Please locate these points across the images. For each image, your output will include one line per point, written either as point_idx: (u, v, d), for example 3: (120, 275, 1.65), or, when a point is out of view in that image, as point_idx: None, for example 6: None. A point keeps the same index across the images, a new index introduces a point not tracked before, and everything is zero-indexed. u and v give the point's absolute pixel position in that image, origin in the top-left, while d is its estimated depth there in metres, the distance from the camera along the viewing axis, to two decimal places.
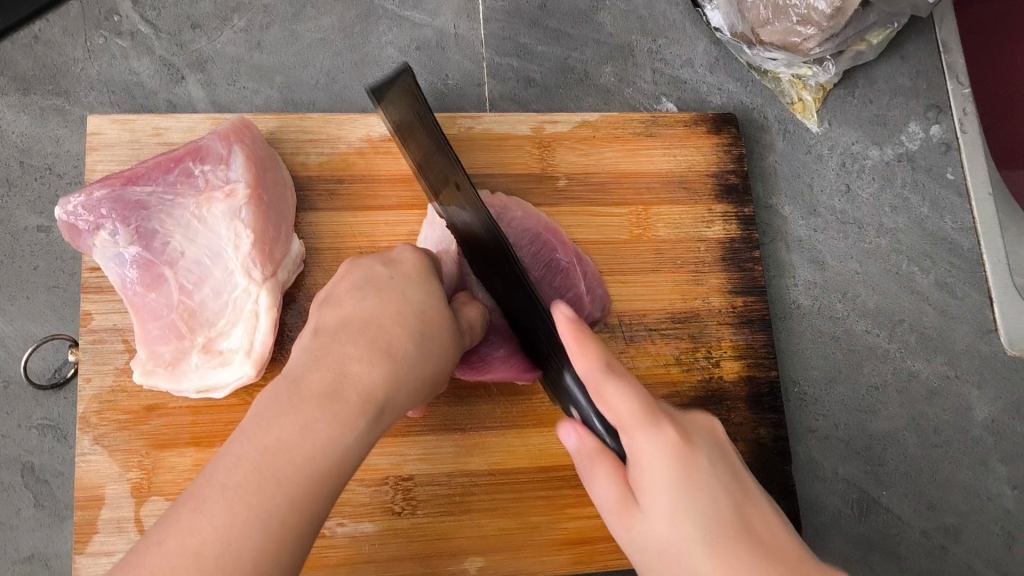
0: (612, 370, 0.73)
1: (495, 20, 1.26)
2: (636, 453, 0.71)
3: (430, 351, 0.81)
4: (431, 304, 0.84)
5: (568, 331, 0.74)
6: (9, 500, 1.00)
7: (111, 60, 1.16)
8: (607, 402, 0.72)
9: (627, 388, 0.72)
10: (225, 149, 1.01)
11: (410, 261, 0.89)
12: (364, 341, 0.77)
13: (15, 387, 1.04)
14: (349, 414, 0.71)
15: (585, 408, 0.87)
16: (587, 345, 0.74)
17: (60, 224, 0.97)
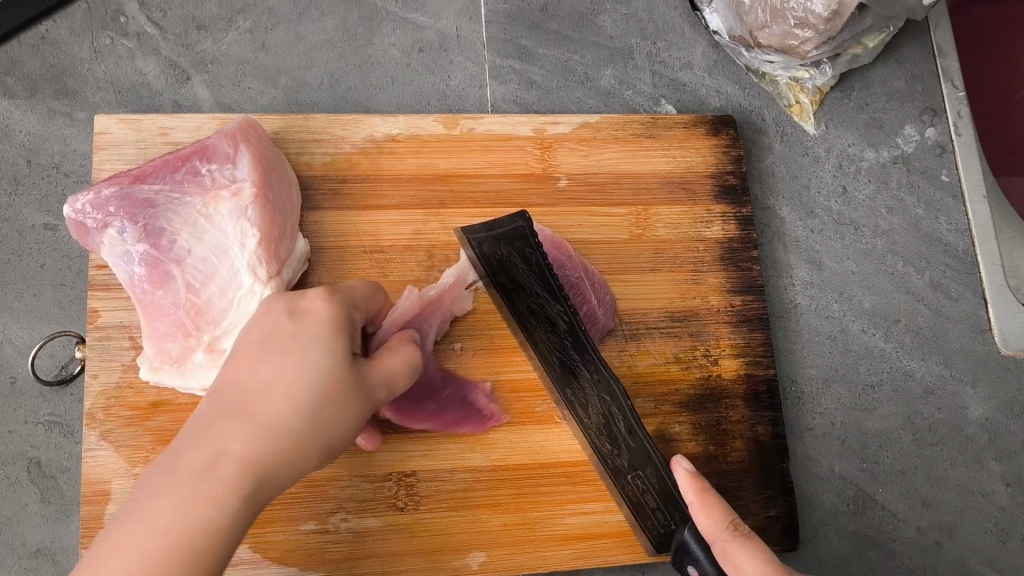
0: (733, 534, 0.84)
1: (497, 22, 1.27)
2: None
3: (329, 416, 0.80)
4: (335, 364, 0.81)
5: (689, 484, 0.89)
6: (16, 495, 1.01)
7: (118, 60, 1.17)
8: (734, 562, 0.82)
9: (750, 550, 0.82)
10: (232, 148, 1.03)
11: (319, 318, 0.83)
12: (247, 414, 0.77)
13: (22, 383, 1.05)
14: (222, 492, 0.73)
15: (705, 564, 0.89)
16: (708, 502, 0.88)
17: (69, 221, 0.99)
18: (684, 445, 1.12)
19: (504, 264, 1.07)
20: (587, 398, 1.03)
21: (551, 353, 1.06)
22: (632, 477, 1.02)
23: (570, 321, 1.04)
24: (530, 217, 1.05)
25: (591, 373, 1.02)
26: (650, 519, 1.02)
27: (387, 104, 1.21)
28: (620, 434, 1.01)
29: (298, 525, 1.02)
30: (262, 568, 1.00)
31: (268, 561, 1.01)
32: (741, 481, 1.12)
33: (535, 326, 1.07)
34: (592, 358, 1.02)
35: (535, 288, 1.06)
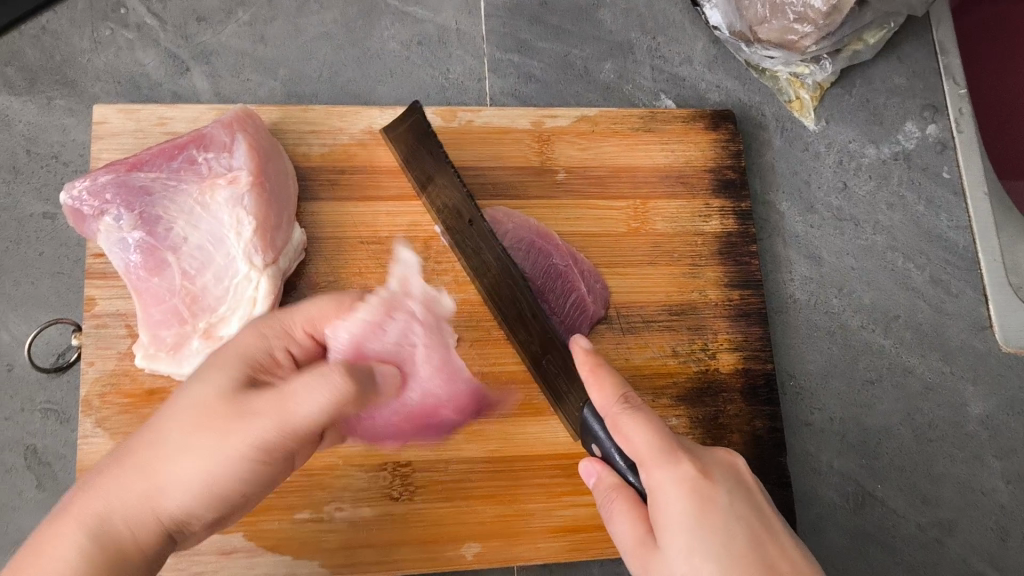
0: (622, 410, 0.81)
1: (497, 17, 1.27)
2: (648, 486, 0.77)
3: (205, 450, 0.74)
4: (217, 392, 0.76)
5: (583, 360, 0.86)
6: (11, 482, 1.01)
7: (117, 51, 1.17)
8: (625, 435, 0.79)
9: (641, 422, 0.79)
10: (228, 137, 1.03)
11: (233, 351, 0.82)
12: (123, 451, 0.75)
13: (18, 370, 1.05)
14: (66, 527, 0.71)
15: (607, 442, 0.90)
16: (601, 377, 0.85)
17: (65, 209, 1.00)
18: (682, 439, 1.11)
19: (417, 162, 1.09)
20: (501, 287, 1.06)
21: (467, 245, 1.08)
22: (544, 360, 1.03)
23: (473, 211, 1.06)
24: (419, 103, 1.05)
25: (496, 261, 1.06)
26: (565, 399, 1.02)
27: (386, 96, 1.21)
28: (527, 316, 1.03)
29: (292, 514, 1.03)
30: (258, 556, 1.01)
31: (264, 550, 1.01)
32: None
33: (453, 223, 1.09)
34: (493, 243, 1.05)
35: (443, 179, 1.07)
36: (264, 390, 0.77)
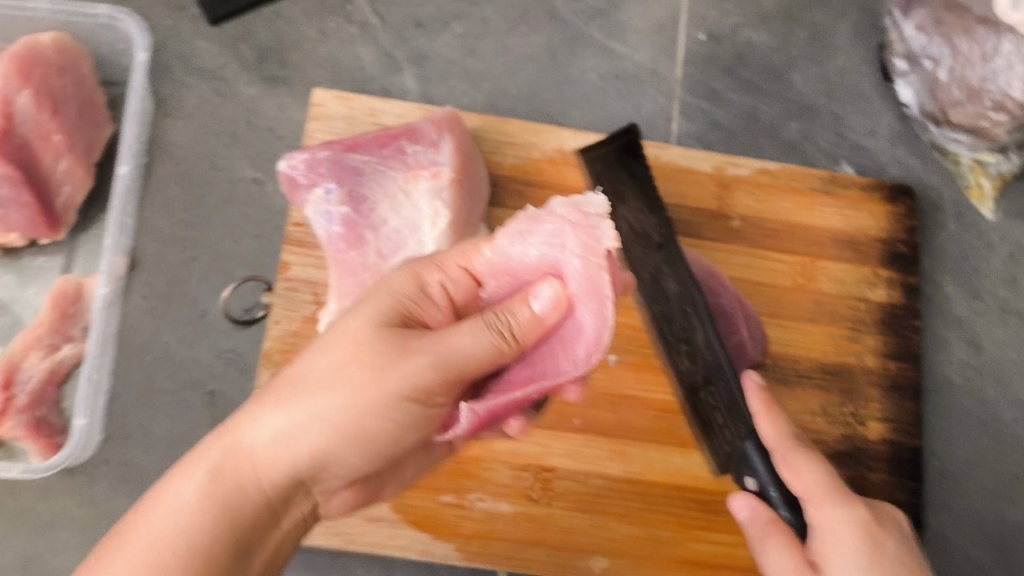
0: (793, 448, 0.89)
1: (693, 63, 1.31)
2: (812, 522, 0.85)
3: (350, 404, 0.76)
4: (360, 331, 0.78)
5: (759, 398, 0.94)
6: (191, 418, 1.11)
7: (341, 43, 1.25)
8: (796, 472, 0.87)
9: (810, 461, 0.87)
10: (437, 135, 1.09)
11: (385, 288, 0.81)
12: (259, 397, 0.79)
13: (211, 318, 1.14)
14: (192, 469, 0.79)
15: (762, 474, 0.95)
16: (772, 414, 0.94)
17: (282, 175, 1.07)
18: None
19: (609, 177, 1.12)
20: (674, 315, 1.09)
21: (645, 268, 1.09)
22: (706, 394, 1.07)
23: (666, 233, 1.09)
24: (640, 126, 1.15)
25: (677, 287, 1.09)
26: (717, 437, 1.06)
27: (578, 121, 1.26)
28: (698, 347, 1.08)
29: (436, 496, 1.08)
30: (399, 528, 1.07)
31: (406, 524, 1.08)
32: None
33: (634, 241, 1.10)
34: (681, 269, 1.09)
35: (633, 200, 1.11)
36: (414, 341, 0.77)
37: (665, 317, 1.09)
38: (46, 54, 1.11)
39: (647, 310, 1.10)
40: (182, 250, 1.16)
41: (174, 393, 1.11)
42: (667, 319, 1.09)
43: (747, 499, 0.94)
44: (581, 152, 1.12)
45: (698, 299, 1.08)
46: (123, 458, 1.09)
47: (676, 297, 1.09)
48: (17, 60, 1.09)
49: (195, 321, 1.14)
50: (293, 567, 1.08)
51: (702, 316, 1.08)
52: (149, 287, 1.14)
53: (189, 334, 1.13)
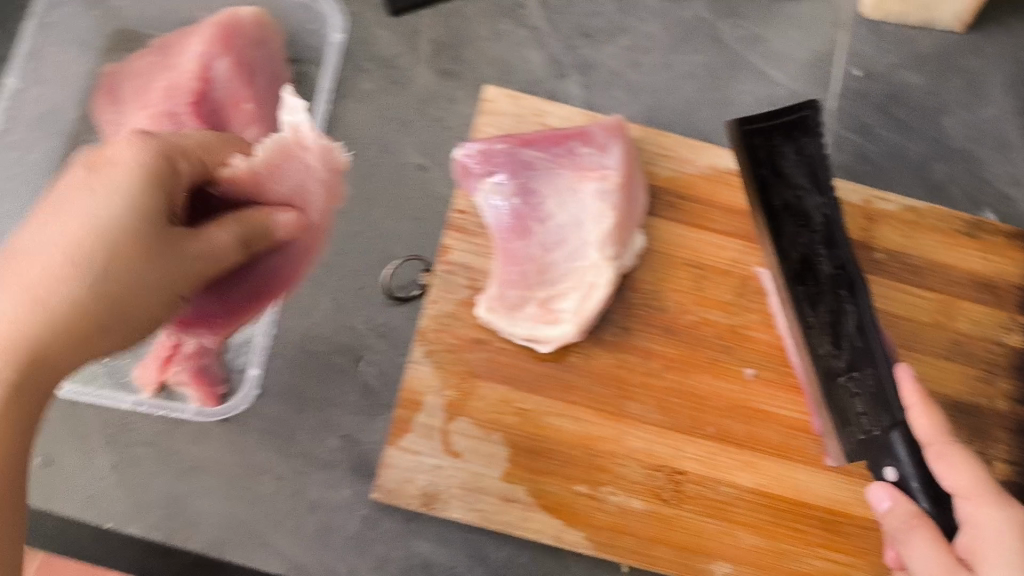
0: (948, 443, 0.95)
1: (846, 97, 1.35)
2: (969, 517, 0.92)
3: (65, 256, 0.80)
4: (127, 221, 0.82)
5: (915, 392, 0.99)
6: (341, 383, 1.15)
7: (512, 45, 1.31)
8: (947, 465, 0.94)
9: (966, 460, 0.94)
10: (607, 139, 1.13)
11: (128, 164, 0.83)
12: (18, 262, 0.79)
13: (367, 291, 1.19)
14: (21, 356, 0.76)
15: (907, 466, 1.01)
16: (928, 408, 0.98)
17: (456, 161, 1.13)
18: None
19: (772, 155, 1.11)
20: (824, 295, 1.10)
21: (797, 247, 1.11)
22: (847, 380, 1.07)
23: (828, 214, 1.10)
24: (820, 104, 1.09)
25: (831, 271, 1.10)
26: (852, 425, 1.05)
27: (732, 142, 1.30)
28: (847, 331, 1.08)
29: (572, 485, 1.12)
30: (533, 512, 1.11)
31: (539, 509, 1.11)
32: None
33: (789, 219, 1.11)
34: (838, 252, 1.10)
35: (799, 179, 1.11)
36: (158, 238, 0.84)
37: (811, 299, 1.10)
38: (243, 27, 1.16)
39: (790, 287, 1.11)
40: (346, 225, 1.21)
41: (327, 358, 1.16)
42: (813, 300, 1.10)
43: (888, 489, 0.97)
44: (741, 126, 1.11)
45: (852, 281, 1.09)
46: (272, 415, 1.13)
47: (829, 277, 1.10)
48: (219, 28, 1.14)
49: (352, 293, 1.18)
50: (427, 538, 1.12)
51: (855, 300, 1.08)
52: None
53: (347, 304, 1.18)
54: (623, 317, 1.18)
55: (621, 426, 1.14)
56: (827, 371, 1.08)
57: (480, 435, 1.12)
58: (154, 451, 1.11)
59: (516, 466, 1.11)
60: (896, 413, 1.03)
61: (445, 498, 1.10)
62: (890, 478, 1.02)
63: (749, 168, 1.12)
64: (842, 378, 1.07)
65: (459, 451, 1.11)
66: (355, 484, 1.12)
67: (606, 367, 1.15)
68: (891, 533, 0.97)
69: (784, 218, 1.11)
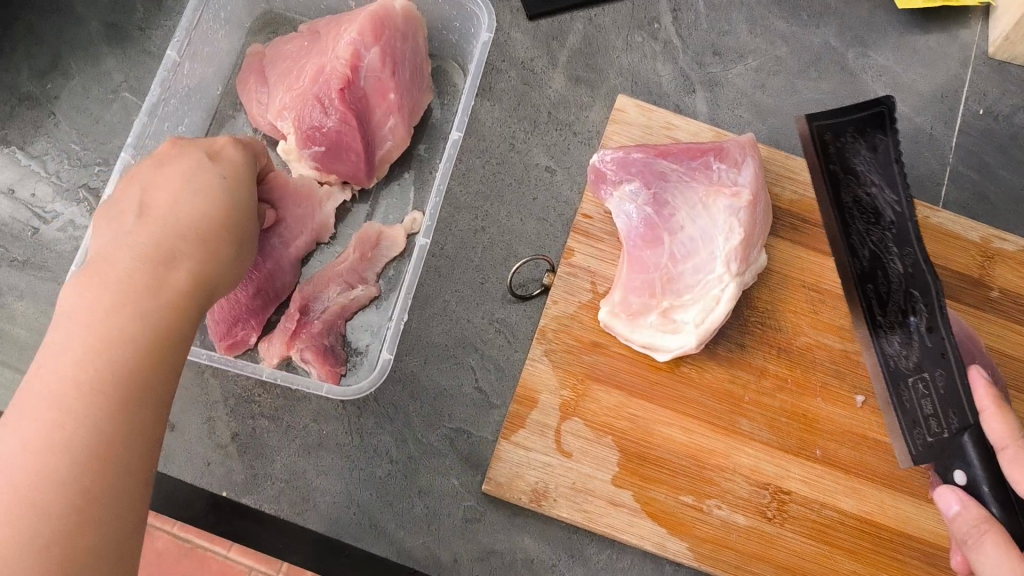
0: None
1: (968, 135, 1.35)
2: None
3: (202, 210, 0.87)
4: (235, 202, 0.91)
5: (987, 396, 0.92)
6: (457, 374, 1.17)
7: (642, 57, 1.33)
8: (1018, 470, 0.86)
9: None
10: (742, 157, 1.15)
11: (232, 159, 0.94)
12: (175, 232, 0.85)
13: (490, 286, 1.21)
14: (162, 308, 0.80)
15: (977, 469, 0.93)
16: (1003, 413, 0.90)
17: (591, 168, 1.15)
18: None
19: (843, 151, 1.07)
20: (894, 297, 1.03)
21: (866, 245, 1.05)
22: (914, 382, 1.00)
23: (900, 211, 1.03)
24: (895, 99, 1.04)
25: (903, 270, 1.03)
26: (920, 428, 0.99)
27: None
28: (919, 329, 1.01)
29: (678, 494, 1.12)
30: (639, 518, 1.11)
31: (645, 516, 1.11)
32: None
33: (857, 216, 1.05)
34: (908, 255, 1.02)
35: (872, 176, 1.05)
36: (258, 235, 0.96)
37: (880, 298, 1.04)
38: (395, 20, 1.19)
39: (857, 286, 1.06)
40: (472, 219, 1.23)
41: (445, 348, 1.18)
42: (882, 300, 1.04)
43: (957, 492, 0.89)
44: (808, 120, 1.08)
45: (926, 282, 1.01)
46: (390, 399, 1.15)
47: (901, 276, 1.03)
48: (372, 19, 1.17)
49: (474, 286, 1.20)
50: (530, 533, 1.12)
51: (925, 300, 1.01)
52: (439, 246, 1.22)
53: (468, 297, 1.20)
54: (737, 333, 1.19)
55: (732, 441, 1.15)
56: (897, 373, 1.02)
57: (592, 437, 1.13)
58: (274, 424, 1.12)
59: (625, 471, 1.12)
60: (968, 416, 0.95)
61: (553, 497, 1.11)
62: (959, 483, 0.94)
63: (818, 165, 1.08)
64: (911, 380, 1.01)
65: (570, 451, 1.12)
66: (464, 475, 1.13)
67: (720, 382, 1.17)
68: (957, 540, 0.89)
69: (854, 212, 1.06)
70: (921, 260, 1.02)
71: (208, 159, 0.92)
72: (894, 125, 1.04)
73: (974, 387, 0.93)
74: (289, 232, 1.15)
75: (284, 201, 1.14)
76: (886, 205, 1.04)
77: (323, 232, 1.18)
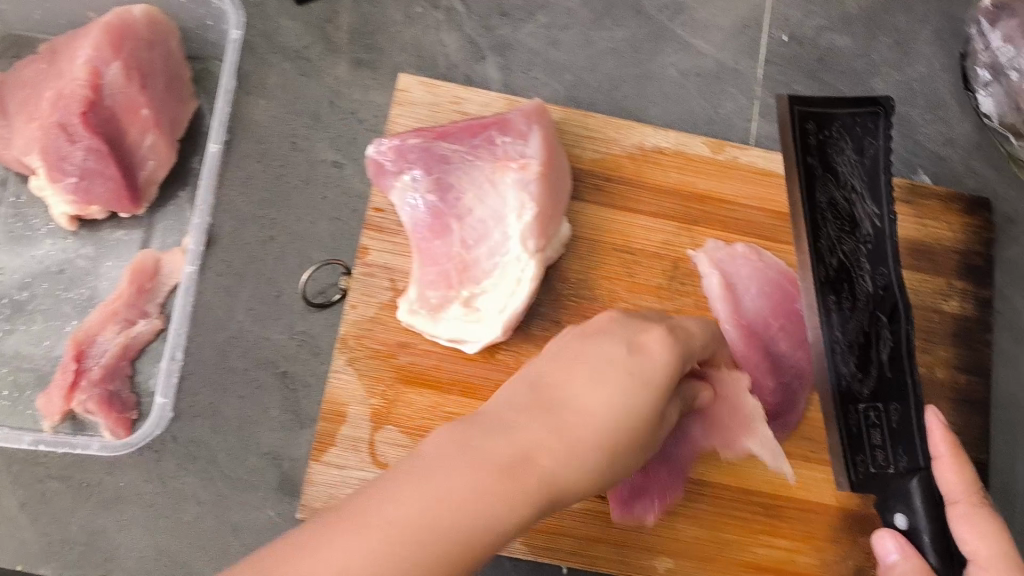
0: (974, 505, 0.93)
1: (774, 63, 1.31)
2: None
3: (611, 417, 0.95)
4: (614, 408, 0.96)
5: (943, 441, 0.96)
6: (260, 397, 1.10)
7: (424, 28, 1.25)
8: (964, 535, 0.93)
9: (989, 528, 0.92)
10: (526, 127, 1.08)
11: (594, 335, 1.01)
12: (561, 424, 0.92)
13: (285, 299, 1.14)
14: (489, 479, 0.84)
15: (920, 516, 0.98)
16: (957, 464, 0.95)
17: (369, 160, 1.07)
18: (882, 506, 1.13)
19: (824, 145, 0.96)
20: (856, 314, 0.99)
21: (834, 253, 0.98)
22: (867, 408, 0.99)
23: (879, 226, 0.97)
24: (894, 102, 0.95)
25: (873, 288, 0.98)
26: (865, 454, 0.99)
27: (657, 118, 1.26)
28: (881, 357, 0.98)
29: None
30: None
31: None
32: None
33: (830, 219, 0.97)
34: (882, 275, 0.98)
35: (852, 181, 0.97)
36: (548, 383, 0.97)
37: (843, 314, 0.99)
38: (135, 27, 1.11)
39: (820, 294, 0.98)
40: (259, 229, 1.16)
41: (245, 372, 1.11)
42: (845, 316, 0.99)
43: (898, 538, 0.96)
44: (790, 102, 0.94)
45: (894, 307, 0.98)
46: (191, 436, 1.08)
47: (867, 298, 0.98)
48: (110, 31, 1.10)
49: (268, 300, 1.13)
50: None
51: (894, 328, 0.98)
52: (225, 265, 1.14)
53: (264, 313, 1.13)
54: (551, 310, 1.13)
55: None
56: (849, 392, 0.99)
57: (408, 444, 1.07)
58: (67, 484, 1.06)
59: None
60: (920, 459, 0.98)
61: None
62: (900, 525, 0.99)
63: (794, 158, 0.95)
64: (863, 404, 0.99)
65: (387, 462, 1.07)
66: (280, 504, 1.07)
67: None
68: None
69: (826, 227, 0.97)
70: (893, 280, 0.98)
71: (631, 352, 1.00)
72: (888, 126, 0.96)
73: (927, 424, 0.97)
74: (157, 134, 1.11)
75: (162, 113, 1.12)
76: (858, 226, 0.98)
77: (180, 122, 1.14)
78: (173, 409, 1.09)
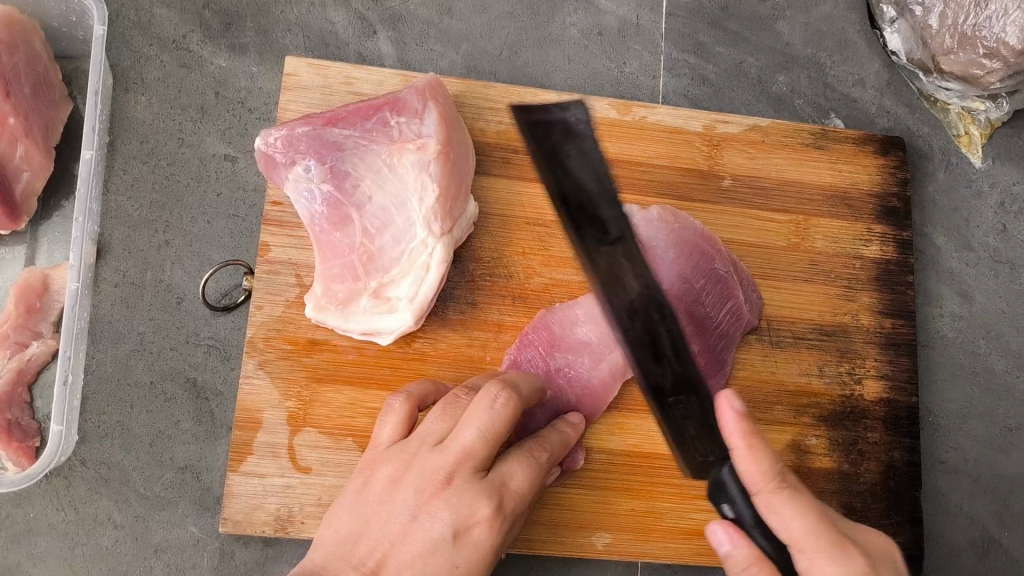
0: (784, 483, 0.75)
1: (677, 16, 1.28)
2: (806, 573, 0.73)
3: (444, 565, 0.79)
4: (441, 548, 0.80)
5: (737, 430, 0.76)
6: (170, 411, 1.05)
7: (310, 7, 1.20)
8: (780, 516, 0.74)
9: (801, 507, 0.74)
10: (421, 105, 1.04)
11: (471, 463, 0.82)
12: None
13: (187, 305, 1.08)
14: None
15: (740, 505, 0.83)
16: (757, 447, 0.76)
17: (259, 154, 1.02)
18: (818, 459, 1.11)
19: (558, 150, 1.04)
20: (636, 318, 1.00)
21: (603, 259, 1.01)
22: (675, 400, 0.98)
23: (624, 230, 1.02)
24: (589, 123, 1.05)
25: (642, 289, 1.00)
26: (690, 444, 0.96)
27: (561, 82, 1.22)
28: (666, 351, 0.99)
29: None
30: None
31: None
32: (870, 502, 1.11)
33: (587, 225, 1.02)
34: (646, 274, 1.01)
35: (587, 185, 1.03)
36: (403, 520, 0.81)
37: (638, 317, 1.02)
38: None
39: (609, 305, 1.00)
40: (152, 234, 1.10)
41: (151, 386, 1.06)
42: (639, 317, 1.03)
43: (728, 527, 0.80)
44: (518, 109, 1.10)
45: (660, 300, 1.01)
46: (101, 458, 1.03)
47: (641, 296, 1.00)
48: None
49: (170, 308, 1.08)
50: (286, 562, 1.03)
51: (668, 324, 1.00)
52: (120, 275, 1.08)
53: (165, 322, 1.08)
54: (466, 292, 1.09)
55: None
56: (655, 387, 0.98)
57: (330, 445, 1.03)
58: None
59: None
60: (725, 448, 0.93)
61: (300, 520, 1.01)
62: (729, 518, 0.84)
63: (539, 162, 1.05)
64: (670, 398, 0.98)
65: (309, 466, 1.02)
66: (201, 519, 1.03)
67: (458, 349, 1.07)
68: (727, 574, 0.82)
69: (582, 231, 1.02)
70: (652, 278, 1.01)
71: (454, 541, 0.80)
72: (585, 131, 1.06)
73: (722, 420, 0.77)
74: (32, 143, 1.06)
75: (35, 120, 1.06)
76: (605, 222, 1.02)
77: (56, 129, 1.09)
78: (78, 434, 1.03)
